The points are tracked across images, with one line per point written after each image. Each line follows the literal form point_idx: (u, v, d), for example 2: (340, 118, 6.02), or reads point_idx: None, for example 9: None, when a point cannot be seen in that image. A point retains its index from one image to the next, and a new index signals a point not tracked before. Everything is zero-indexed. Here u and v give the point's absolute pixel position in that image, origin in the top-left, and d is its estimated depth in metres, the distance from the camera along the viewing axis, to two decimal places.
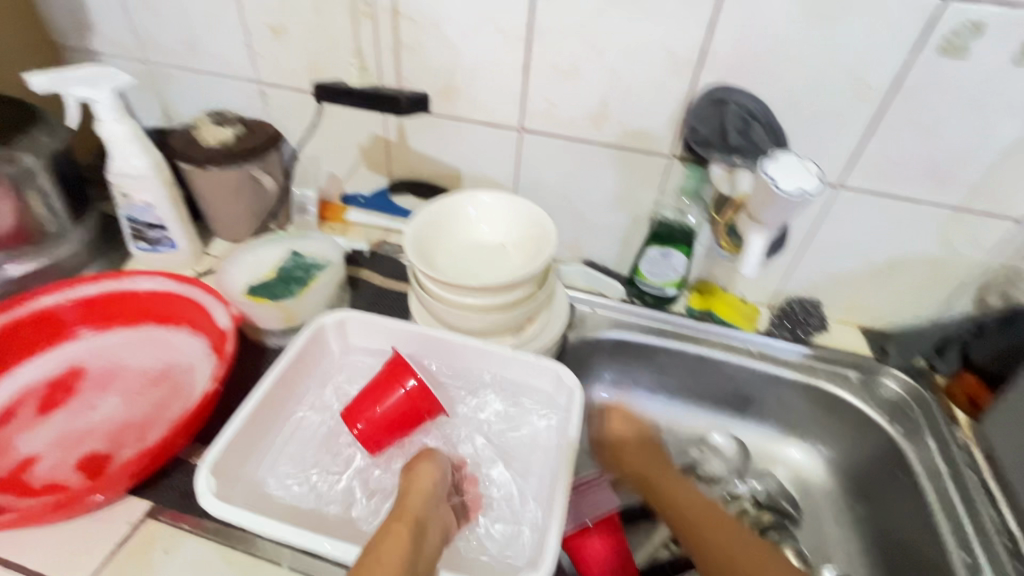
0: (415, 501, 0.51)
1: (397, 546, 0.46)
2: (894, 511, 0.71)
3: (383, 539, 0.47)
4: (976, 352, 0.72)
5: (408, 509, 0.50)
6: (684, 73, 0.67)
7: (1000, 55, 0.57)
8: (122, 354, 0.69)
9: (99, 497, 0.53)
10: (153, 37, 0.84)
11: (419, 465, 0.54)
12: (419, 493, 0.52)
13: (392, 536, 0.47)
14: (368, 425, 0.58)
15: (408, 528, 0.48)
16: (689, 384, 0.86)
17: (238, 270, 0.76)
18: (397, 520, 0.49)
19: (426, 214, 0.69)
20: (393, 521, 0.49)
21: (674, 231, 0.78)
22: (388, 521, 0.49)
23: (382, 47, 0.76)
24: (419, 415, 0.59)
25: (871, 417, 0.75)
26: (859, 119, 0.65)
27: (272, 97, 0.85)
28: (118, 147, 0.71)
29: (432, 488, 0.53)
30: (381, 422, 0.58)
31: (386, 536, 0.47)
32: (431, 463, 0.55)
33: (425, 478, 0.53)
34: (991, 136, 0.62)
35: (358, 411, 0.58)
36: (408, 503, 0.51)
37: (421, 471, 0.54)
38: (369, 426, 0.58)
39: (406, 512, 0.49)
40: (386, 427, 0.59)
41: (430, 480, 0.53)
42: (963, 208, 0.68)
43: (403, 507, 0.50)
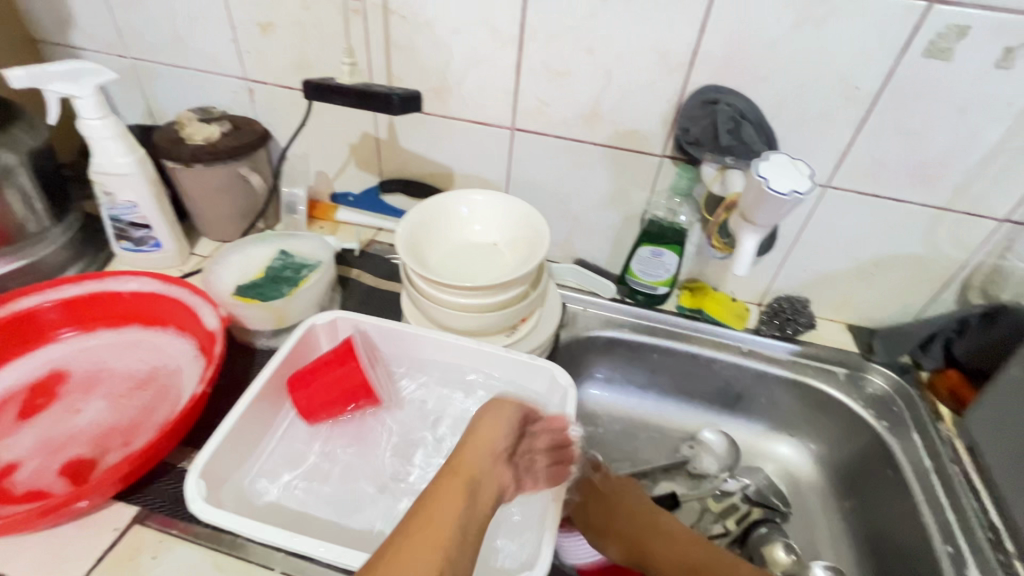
0: (472, 455, 0.51)
1: (453, 502, 0.46)
2: (881, 505, 0.72)
3: (438, 495, 0.47)
4: (959, 348, 0.73)
5: (465, 464, 0.50)
6: (676, 74, 0.67)
7: (985, 58, 0.58)
8: (106, 356, 0.68)
9: (84, 503, 0.52)
10: (136, 32, 0.82)
11: (485, 418, 0.54)
12: (478, 447, 0.51)
13: (446, 489, 0.47)
14: (306, 395, 0.60)
15: (462, 484, 0.48)
16: (680, 382, 0.86)
17: (225, 270, 0.75)
18: (452, 474, 0.49)
19: (417, 213, 0.69)
20: (445, 477, 0.49)
21: (665, 231, 0.77)
22: (443, 474, 0.49)
23: (372, 44, 0.75)
24: (357, 396, 0.61)
25: (858, 412, 0.77)
26: (847, 120, 0.66)
27: (260, 94, 0.84)
28: (100, 145, 0.69)
29: (495, 442, 0.52)
30: (321, 394, 0.61)
31: (442, 489, 0.47)
32: (500, 417, 0.54)
33: (490, 431, 0.53)
34: (975, 138, 0.64)
35: (300, 379, 0.61)
36: (464, 458, 0.50)
37: (482, 426, 0.53)
38: (307, 395, 0.61)
39: (462, 469, 0.49)
40: (322, 400, 0.61)
41: (492, 435, 0.53)
42: (947, 208, 0.69)
43: (459, 462, 0.50)
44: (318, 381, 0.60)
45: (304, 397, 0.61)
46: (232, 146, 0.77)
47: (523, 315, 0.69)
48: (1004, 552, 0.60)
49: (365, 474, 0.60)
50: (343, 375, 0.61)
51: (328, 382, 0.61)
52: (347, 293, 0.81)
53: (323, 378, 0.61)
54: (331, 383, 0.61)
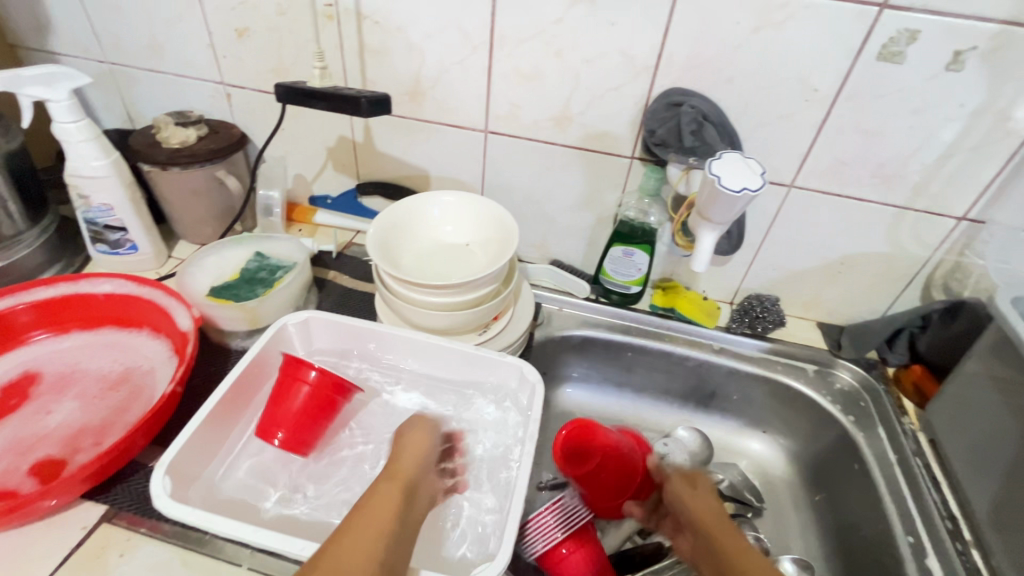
0: (408, 461, 0.53)
1: (388, 503, 0.47)
2: (847, 498, 0.73)
3: (374, 496, 0.48)
4: (922, 343, 0.75)
5: (402, 470, 0.51)
6: (641, 77, 0.69)
7: (935, 61, 0.60)
8: (79, 358, 0.68)
9: (52, 501, 0.52)
10: (114, 37, 0.83)
11: (411, 432, 0.56)
12: (414, 453, 0.54)
13: (381, 492, 0.49)
14: (286, 431, 0.58)
15: (400, 487, 0.49)
16: (654, 380, 0.87)
17: (200, 271, 0.76)
18: (390, 481, 0.50)
19: (388, 215, 0.70)
20: (386, 480, 0.50)
21: (635, 231, 0.79)
22: (380, 480, 0.50)
23: (347, 49, 0.76)
24: (332, 402, 0.60)
25: (826, 408, 0.78)
26: (807, 122, 0.67)
27: (237, 98, 0.85)
28: (75, 148, 0.70)
29: (425, 452, 0.55)
30: (300, 419, 0.59)
31: (379, 493, 0.48)
32: (426, 428, 0.57)
33: (420, 441, 0.55)
34: (930, 138, 0.66)
35: (271, 423, 0.59)
36: (400, 465, 0.52)
37: (413, 435, 0.56)
38: (288, 430, 0.58)
39: (399, 474, 0.51)
40: (304, 426, 0.59)
41: (422, 445, 0.55)
42: (907, 207, 0.71)
43: (395, 468, 0.52)
44: (290, 412, 0.59)
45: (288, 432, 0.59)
46: (209, 150, 0.78)
47: (495, 314, 0.70)
48: (962, 542, 0.61)
49: (335, 471, 0.60)
50: (311, 389, 0.58)
51: (301, 403, 0.59)
52: (324, 295, 0.82)
53: (296, 404, 0.59)
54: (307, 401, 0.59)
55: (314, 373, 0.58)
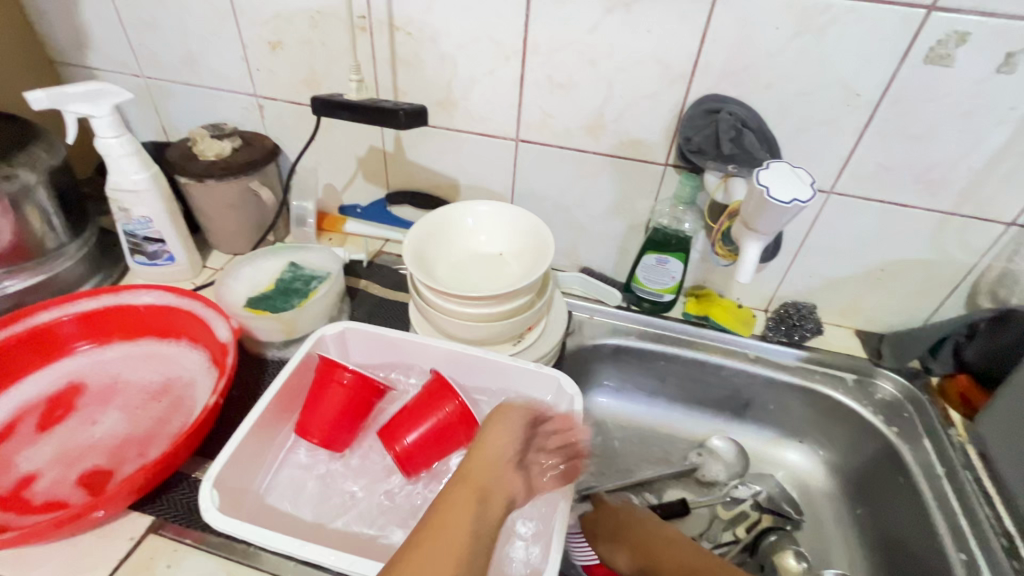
0: (478, 466, 0.52)
1: (463, 514, 0.48)
2: (892, 513, 0.71)
3: (449, 505, 0.49)
4: (969, 352, 0.72)
5: (474, 473, 0.52)
6: (677, 84, 0.68)
7: (985, 63, 0.58)
8: (122, 368, 0.69)
9: (101, 512, 0.53)
10: (151, 53, 0.85)
11: (493, 428, 0.55)
12: (484, 455, 0.53)
13: (456, 500, 0.49)
14: (324, 428, 0.59)
15: (471, 496, 0.50)
16: (687, 389, 0.86)
17: (237, 283, 0.77)
18: (464, 485, 0.51)
19: (424, 224, 0.70)
20: (459, 488, 0.50)
21: (669, 238, 0.78)
22: (455, 483, 0.51)
23: (379, 60, 0.76)
24: (371, 397, 0.61)
25: (868, 419, 0.76)
26: (849, 127, 0.66)
27: (270, 110, 0.86)
28: (117, 162, 0.72)
29: (501, 451, 0.53)
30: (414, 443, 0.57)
31: (452, 502, 0.49)
32: (505, 425, 0.55)
33: (498, 440, 0.54)
34: (979, 142, 0.64)
35: (310, 423, 0.59)
36: (472, 468, 0.52)
37: (491, 432, 0.55)
38: (330, 427, 0.59)
39: (472, 480, 0.51)
40: (342, 424, 0.60)
41: (501, 443, 0.54)
42: (953, 212, 0.69)
43: (469, 472, 0.52)
44: (332, 410, 0.59)
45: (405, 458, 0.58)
46: (242, 162, 0.79)
47: (529, 324, 0.69)
48: (1018, 560, 0.59)
49: (374, 485, 0.60)
50: (353, 388, 0.59)
51: (410, 429, 0.58)
52: (356, 304, 0.82)
53: (407, 430, 0.58)
54: (399, 421, 0.59)
55: (350, 372, 0.59)
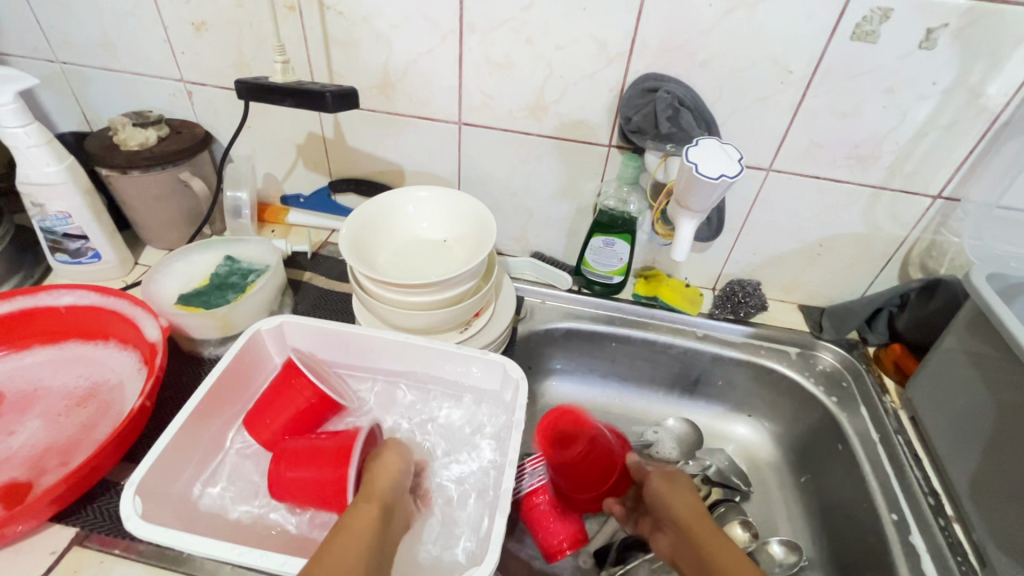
0: (380, 487, 0.50)
1: (362, 530, 0.44)
2: (832, 479, 0.74)
3: (361, 519, 0.45)
4: (900, 322, 0.76)
5: (377, 493, 0.49)
6: (615, 63, 0.68)
7: (906, 39, 0.60)
8: (42, 374, 0.65)
9: (18, 527, 0.50)
10: (63, 36, 0.79)
11: (382, 455, 0.54)
12: (387, 473, 0.52)
13: (358, 516, 0.45)
14: (270, 432, 0.59)
15: (375, 513, 0.46)
16: (639, 369, 0.87)
17: (168, 279, 0.73)
18: (366, 502, 0.47)
19: (361, 212, 0.67)
20: (359, 504, 0.47)
21: (615, 220, 0.78)
22: (358, 500, 0.47)
23: (311, 41, 0.73)
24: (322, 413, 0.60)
25: (809, 390, 0.79)
26: (784, 104, 0.67)
27: (199, 96, 0.82)
28: (25, 154, 0.66)
29: (398, 474, 0.53)
30: (303, 490, 0.53)
31: (347, 524, 0.45)
32: (401, 448, 0.56)
33: (393, 466, 0.53)
34: (904, 118, 0.65)
35: (258, 423, 0.59)
36: (372, 489, 0.49)
37: (384, 459, 0.53)
38: (275, 433, 0.59)
39: (373, 497, 0.48)
40: (289, 432, 0.59)
41: (393, 465, 0.53)
42: (883, 186, 0.71)
43: (371, 490, 0.49)
44: (287, 418, 0.58)
45: (286, 494, 0.54)
46: (169, 152, 0.75)
47: (475, 311, 0.68)
48: (944, 517, 0.62)
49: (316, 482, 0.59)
50: (309, 400, 0.58)
51: (306, 478, 0.53)
52: (299, 297, 0.80)
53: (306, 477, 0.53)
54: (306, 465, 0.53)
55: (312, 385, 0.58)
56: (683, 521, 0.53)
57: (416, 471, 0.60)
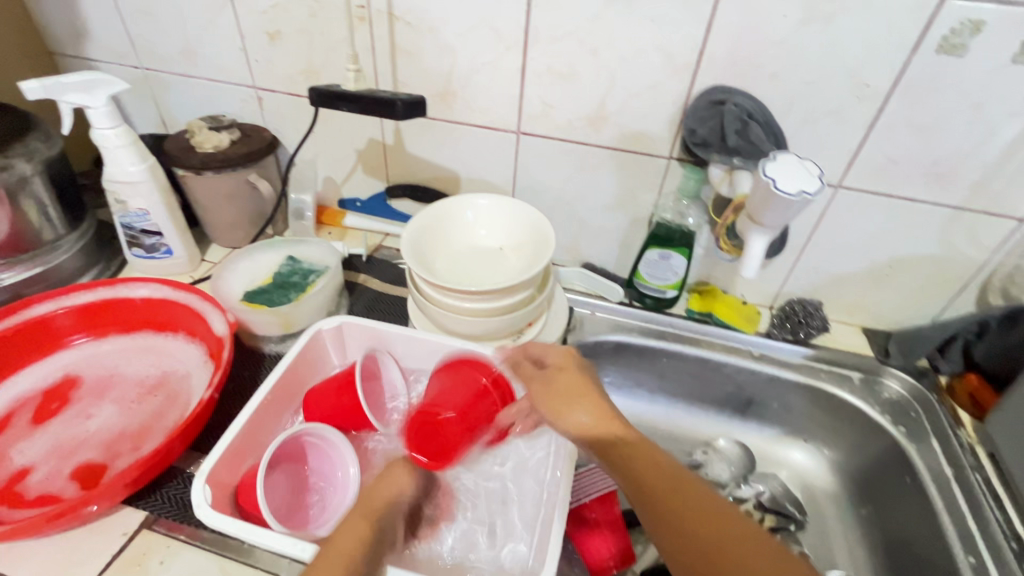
0: (379, 498, 0.51)
1: (355, 540, 0.47)
2: (898, 514, 0.70)
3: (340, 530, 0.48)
4: (979, 351, 0.71)
5: (374, 506, 0.50)
6: (681, 74, 0.67)
7: (997, 53, 0.57)
8: (117, 362, 0.69)
9: (95, 507, 0.52)
10: (148, 43, 0.84)
11: (395, 470, 0.54)
12: (386, 485, 0.52)
13: (349, 528, 0.48)
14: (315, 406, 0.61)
15: (366, 525, 0.48)
16: (689, 386, 0.85)
17: (234, 276, 0.76)
18: (361, 517, 0.49)
19: (422, 217, 0.69)
20: (354, 511, 0.50)
21: (673, 233, 0.77)
22: (353, 513, 0.49)
23: (378, 50, 0.75)
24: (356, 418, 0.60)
25: (874, 418, 0.75)
26: (859, 119, 0.64)
27: (268, 102, 0.85)
28: (113, 154, 0.71)
29: (398, 494, 0.52)
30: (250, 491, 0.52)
31: (342, 530, 0.48)
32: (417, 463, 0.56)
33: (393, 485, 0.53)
34: (992, 136, 0.62)
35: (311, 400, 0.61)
36: (372, 500, 0.51)
37: (393, 476, 0.54)
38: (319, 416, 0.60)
39: (370, 512, 0.50)
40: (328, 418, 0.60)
41: (399, 480, 0.53)
42: (964, 207, 0.68)
43: (368, 505, 0.50)
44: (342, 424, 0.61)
45: (251, 496, 0.52)
46: (241, 154, 0.78)
47: (529, 320, 0.69)
48: None
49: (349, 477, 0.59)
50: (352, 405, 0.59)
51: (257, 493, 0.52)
52: (354, 298, 0.81)
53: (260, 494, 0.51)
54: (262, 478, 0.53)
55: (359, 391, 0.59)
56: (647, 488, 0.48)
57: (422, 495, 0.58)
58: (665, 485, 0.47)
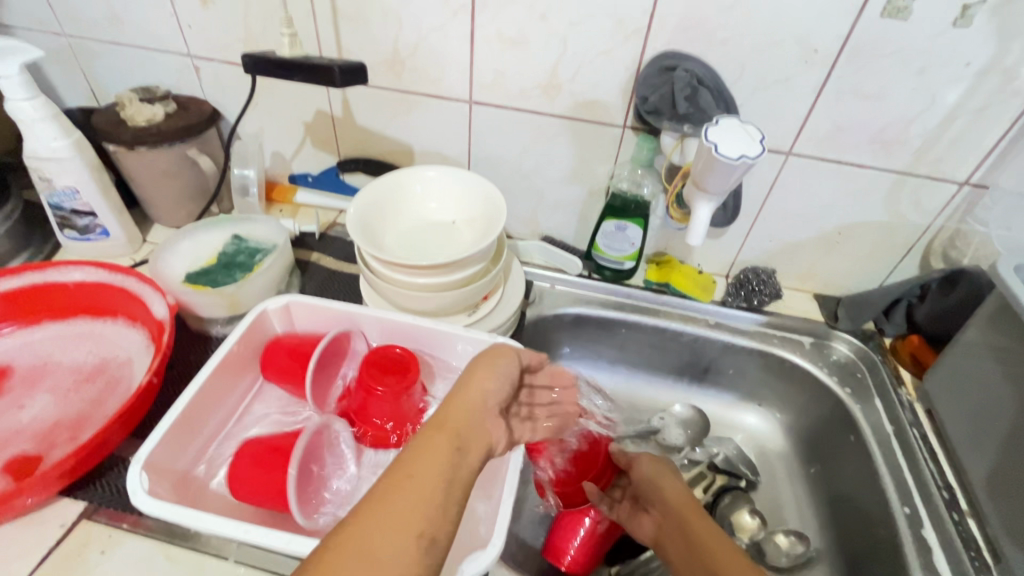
0: (457, 412, 0.47)
1: (436, 461, 0.43)
2: (842, 471, 0.73)
3: (419, 452, 0.43)
4: (920, 313, 0.74)
5: (450, 420, 0.46)
6: (633, 40, 0.65)
7: (938, 17, 0.57)
8: (51, 350, 0.66)
9: (27, 500, 0.50)
10: (69, 8, 0.77)
11: (476, 371, 0.51)
12: (470, 397, 0.48)
13: (429, 448, 0.44)
14: (278, 354, 0.62)
15: (448, 442, 0.45)
16: (649, 357, 0.86)
17: (175, 256, 0.72)
18: (439, 432, 0.45)
19: (369, 191, 0.66)
20: (435, 432, 0.45)
21: (628, 204, 0.76)
22: (428, 429, 0.46)
23: (319, 14, 0.71)
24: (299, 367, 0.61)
25: (822, 380, 0.77)
26: (807, 85, 0.64)
27: (206, 71, 0.80)
28: (32, 128, 0.66)
29: (483, 397, 0.49)
30: (252, 481, 0.52)
31: (426, 447, 0.44)
32: (497, 364, 0.52)
33: (476, 389, 0.49)
34: (933, 102, 0.63)
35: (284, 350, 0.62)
36: (447, 414, 0.47)
37: (469, 380, 0.50)
38: (283, 364, 0.62)
39: (447, 424, 0.46)
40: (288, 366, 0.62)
41: (485, 384, 0.50)
42: (908, 172, 0.69)
43: (444, 420, 0.46)
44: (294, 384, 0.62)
45: (241, 480, 0.52)
46: (177, 128, 0.74)
47: (483, 294, 0.68)
48: (958, 511, 0.61)
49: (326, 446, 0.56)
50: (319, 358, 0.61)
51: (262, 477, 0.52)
52: (307, 277, 0.79)
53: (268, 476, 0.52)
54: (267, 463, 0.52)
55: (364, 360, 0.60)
56: (677, 508, 0.56)
57: (530, 396, 0.57)
58: (683, 505, 0.55)
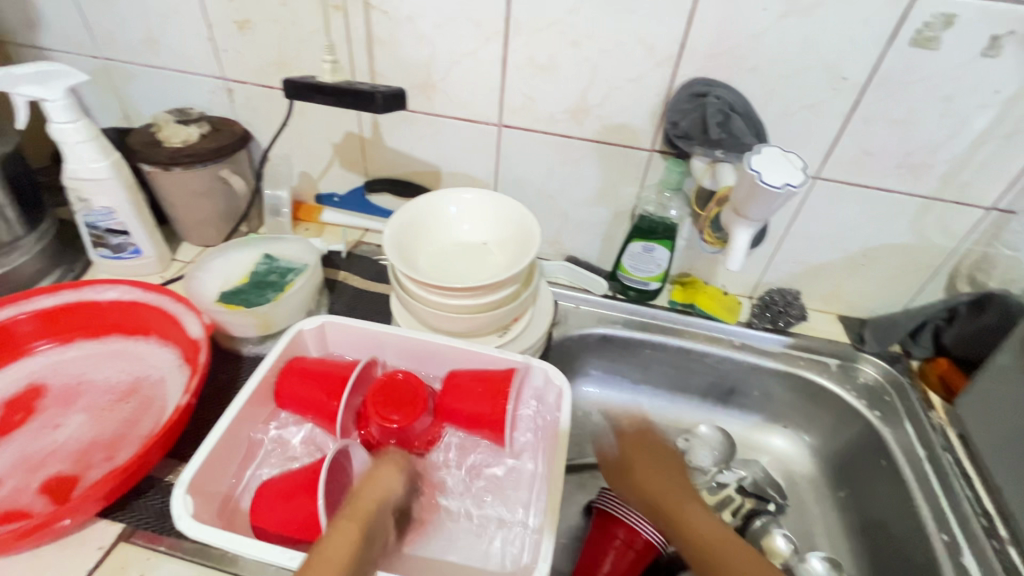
0: (368, 497, 0.50)
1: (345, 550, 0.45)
2: (874, 496, 0.72)
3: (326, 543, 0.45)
4: (948, 336, 0.74)
5: (362, 505, 0.49)
6: (663, 67, 0.66)
7: (966, 48, 0.58)
8: (85, 368, 0.66)
9: (67, 522, 0.50)
10: (107, 32, 0.79)
11: (379, 472, 0.53)
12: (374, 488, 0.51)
13: (341, 534, 0.46)
14: (297, 377, 0.60)
15: (358, 526, 0.47)
16: (673, 378, 0.86)
17: (208, 276, 0.73)
18: (349, 520, 0.47)
19: (404, 213, 0.67)
20: (344, 517, 0.47)
21: (655, 226, 0.77)
22: (340, 519, 0.47)
23: (354, 39, 0.73)
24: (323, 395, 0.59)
25: (849, 403, 0.77)
26: (835, 112, 0.65)
27: (239, 94, 0.82)
28: (73, 150, 0.67)
29: (388, 494, 0.51)
30: (279, 511, 0.51)
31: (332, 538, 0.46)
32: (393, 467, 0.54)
33: (382, 486, 0.51)
34: (961, 130, 0.64)
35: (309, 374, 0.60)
36: (361, 501, 0.49)
37: (377, 475, 0.52)
38: (302, 391, 0.60)
39: (360, 512, 0.48)
40: (307, 388, 0.59)
41: (389, 484, 0.52)
42: (934, 197, 0.70)
43: (358, 506, 0.49)
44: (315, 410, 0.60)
45: (265, 511, 0.51)
46: (212, 148, 0.75)
47: (514, 316, 0.68)
48: (998, 540, 0.61)
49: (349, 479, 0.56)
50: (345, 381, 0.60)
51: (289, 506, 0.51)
52: (335, 296, 0.80)
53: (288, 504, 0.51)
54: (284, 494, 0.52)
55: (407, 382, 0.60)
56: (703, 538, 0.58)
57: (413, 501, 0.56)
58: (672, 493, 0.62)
